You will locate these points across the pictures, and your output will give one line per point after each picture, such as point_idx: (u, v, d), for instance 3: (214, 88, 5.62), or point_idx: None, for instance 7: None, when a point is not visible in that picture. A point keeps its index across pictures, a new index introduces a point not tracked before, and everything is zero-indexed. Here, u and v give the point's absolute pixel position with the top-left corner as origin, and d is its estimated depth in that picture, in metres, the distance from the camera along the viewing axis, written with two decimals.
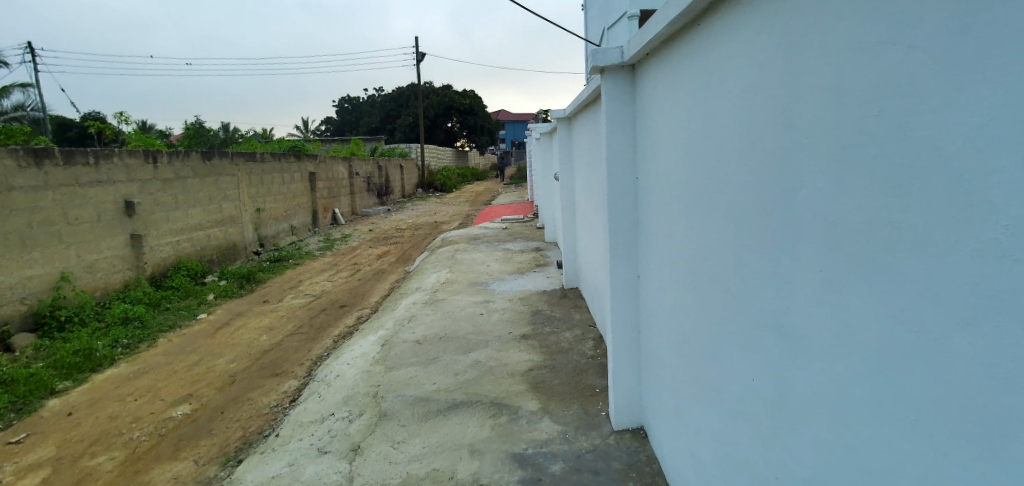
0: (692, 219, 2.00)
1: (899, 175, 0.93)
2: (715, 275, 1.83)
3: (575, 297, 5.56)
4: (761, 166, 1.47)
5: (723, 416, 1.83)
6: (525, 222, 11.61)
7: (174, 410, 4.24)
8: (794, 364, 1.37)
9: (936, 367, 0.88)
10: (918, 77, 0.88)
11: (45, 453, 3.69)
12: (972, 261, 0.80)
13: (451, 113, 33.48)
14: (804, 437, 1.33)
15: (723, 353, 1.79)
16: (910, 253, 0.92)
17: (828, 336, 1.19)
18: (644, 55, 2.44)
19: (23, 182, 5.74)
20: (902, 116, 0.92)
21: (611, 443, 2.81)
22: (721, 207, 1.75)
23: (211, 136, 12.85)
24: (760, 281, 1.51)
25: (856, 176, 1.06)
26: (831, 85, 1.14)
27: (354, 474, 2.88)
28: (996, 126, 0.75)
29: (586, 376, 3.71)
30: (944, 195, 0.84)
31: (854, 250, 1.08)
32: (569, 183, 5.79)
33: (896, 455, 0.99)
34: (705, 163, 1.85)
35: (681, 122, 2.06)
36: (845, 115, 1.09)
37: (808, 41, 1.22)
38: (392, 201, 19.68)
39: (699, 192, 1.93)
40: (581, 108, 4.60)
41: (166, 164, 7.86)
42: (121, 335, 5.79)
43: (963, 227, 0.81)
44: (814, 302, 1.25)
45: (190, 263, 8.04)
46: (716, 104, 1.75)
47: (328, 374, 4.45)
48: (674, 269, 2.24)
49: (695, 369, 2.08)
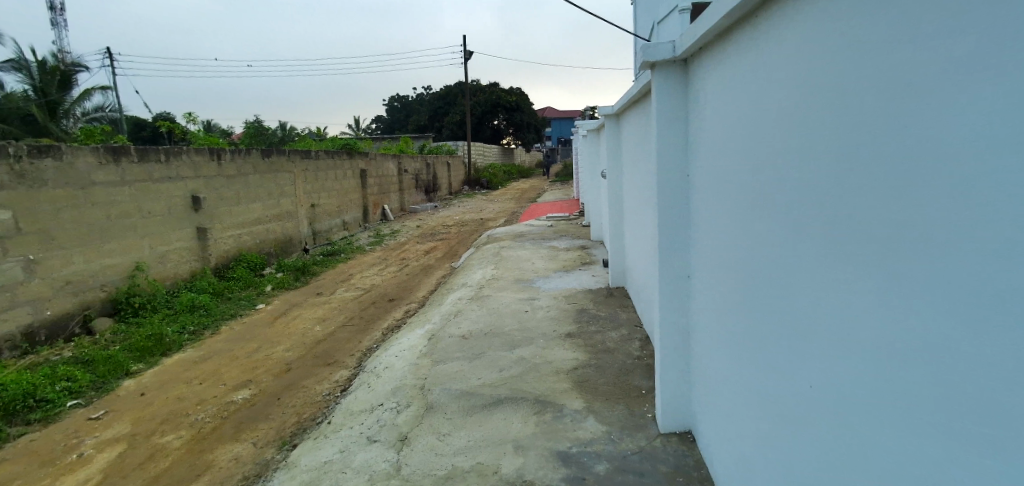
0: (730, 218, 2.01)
1: (912, 177, 0.94)
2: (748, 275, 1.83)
3: (622, 297, 5.51)
4: (785, 169, 1.50)
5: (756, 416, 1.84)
6: (571, 219, 11.58)
7: (236, 395, 4.48)
8: (808, 362, 1.40)
9: (940, 366, 0.89)
10: (928, 79, 0.89)
11: (122, 429, 3.98)
12: (973, 261, 0.81)
13: (498, 111, 33.69)
14: (815, 435, 1.37)
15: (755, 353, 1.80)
16: (918, 253, 0.93)
17: (845, 336, 1.21)
18: (697, 49, 2.39)
19: (104, 178, 6.15)
20: (915, 117, 0.93)
21: (657, 446, 2.79)
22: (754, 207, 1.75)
23: (270, 134, 13.42)
24: (779, 278, 1.55)
25: (872, 177, 1.07)
26: (851, 85, 1.15)
27: (401, 463, 2.97)
28: (996, 126, 0.76)
29: (633, 376, 3.68)
30: (949, 196, 0.85)
31: (870, 251, 1.09)
32: (616, 181, 5.75)
33: (904, 454, 1.00)
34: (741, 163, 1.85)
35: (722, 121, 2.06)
36: (862, 116, 1.10)
37: (831, 41, 1.23)
38: (439, 198, 20.01)
39: (731, 192, 1.98)
40: (630, 104, 4.56)
41: (229, 161, 8.28)
42: (188, 322, 6.16)
43: (967, 228, 0.82)
44: (825, 302, 1.28)
45: (250, 256, 8.47)
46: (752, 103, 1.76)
47: (378, 365, 4.60)
48: (716, 268, 2.24)
49: (733, 369, 2.08)
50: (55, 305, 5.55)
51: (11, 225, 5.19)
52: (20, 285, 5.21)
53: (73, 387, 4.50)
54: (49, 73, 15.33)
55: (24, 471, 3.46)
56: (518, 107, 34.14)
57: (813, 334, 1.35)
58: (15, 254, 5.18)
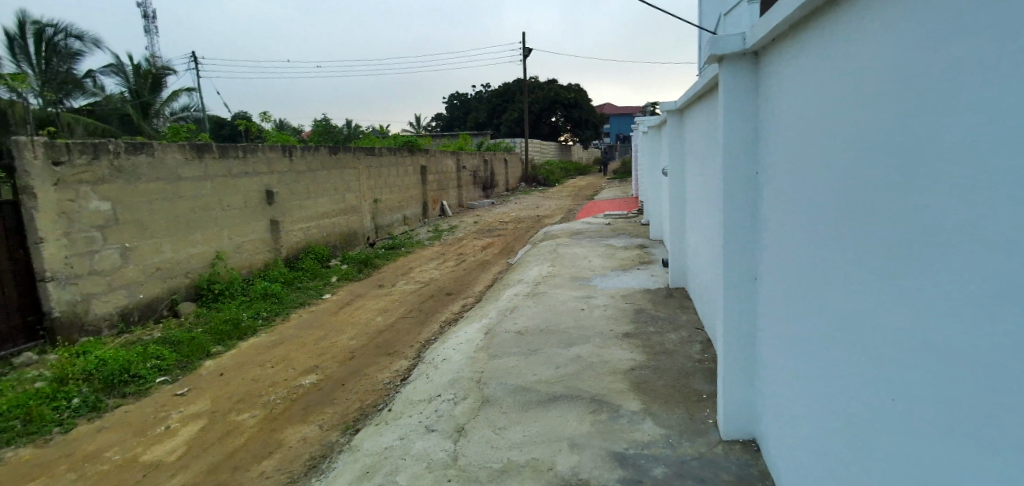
0: (787, 223, 2.15)
1: (942, 198, 1.13)
2: (801, 276, 1.99)
3: (682, 297, 5.39)
4: (835, 183, 1.69)
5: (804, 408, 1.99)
6: (630, 218, 11.39)
7: (304, 379, 4.73)
8: (851, 358, 1.59)
9: (952, 362, 1.10)
10: (955, 117, 1.09)
11: (203, 406, 4.28)
12: (984, 271, 1.02)
13: (557, 107, 33.54)
14: (857, 424, 1.55)
15: (806, 350, 1.95)
16: (944, 266, 1.13)
17: (881, 336, 1.40)
18: (770, 41, 2.31)
19: (190, 173, 6.60)
20: (947, 151, 1.12)
21: (719, 452, 2.73)
22: (808, 213, 1.91)
23: (336, 131, 13.93)
24: (829, 280, 1.73)
25: (908, 196, 1.26)
26: (895, 114, 1.32)
27: (459, 454, 3.05)
28: (1004, 164, 0.96)
29: (693, 380, 3.60)
30: (968, 220, 1.05)
31: (904, 263, 1.28)
32: (677, 179, 5.63)
33: (927, 437, 1.20)
34: (800, 172, 1.99)
35: (783, 130, 2.19)
36: (902, 144, 1.29)
37: (879, 73, 1.41)
38: (496, 194, 20.18)
39: (788, 198, 2.13)
40: (695, 99, 4.44)
41: (299, 157, 8.68)
42: (262, 309, 6.54)
43: (978, 247, 1.03)
44: (867, 304, 1.47)
45: (317, 248, 8.86)
46: (809, 118, 1.92)
47: (436, 356, 4.72)
48: (775, 270, 2.32)
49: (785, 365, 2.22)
50: (146, 290, 6.02)
51: (110, 215, 5.63)
52: (117, 270, 5.68)
53: (161, 365, 4.88)
54: (142, 76, 16.59)
55: (119, 439, 3.79)
56: (577, 103, 33.85)
57: (865, 324, 1.49)
58: (113, 242, 5.64)
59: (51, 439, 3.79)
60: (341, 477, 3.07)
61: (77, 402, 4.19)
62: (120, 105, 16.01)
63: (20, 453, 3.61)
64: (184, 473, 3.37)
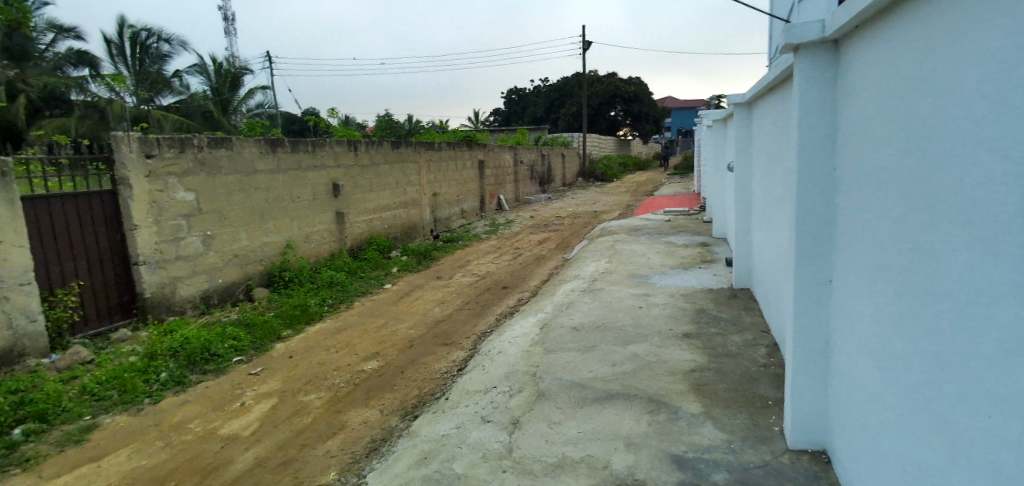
0: (861, 220, 2.06)
1: None
2: (876, 275, 1.91)
3: (746, 298, 5.20)
4: (914, 178, 1.62)
5: (878, 414, 1.91)
6: (691, 215, 11.07)
7: (366, 364, 4.92)
8: (928, 359, 1.53)
9: None
10: None
11: (274, 386, 4.53)
12: None
13: (618, 101, 32.97)
14: (936, 430, 1.49)
15: (880, 353, 1.87)
16: None
17: (965, 339, 1.35)
18: (853, 28, 2.16)
19: (265, 166, 6.97)
20: None
21: (785, 462, 2.63)
22: (885, 209, 1.83)
23: (399, 126, 14.28)
24: (905, 279, 1.67)
25: (999, 193, 1.22)
26: (987, 105, 1.27)
27: (514, 446, 3.08)
28: None
29: (757, 385, 3.48)
30: None
31: (995, 263, 1.23)
32: (744, 174, 5.43)
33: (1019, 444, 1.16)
34: (877, 166, 1.91)
35: (860, 122, 2.10)
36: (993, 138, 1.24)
37: (964, 65, 1.36)
38: (553, 189, 20.11)
39: (863, 194, 2.04)
40: (766, 91, 4.26)
41: (364, 151, 8.98)
42: (328, 296, 6.84)
43: None
44: (948, 305, 1.42)
45: (379, 239, 9.15)
46: (886, 111, 1.84)
47: (492, 349, 4.78)
48: (851, 271, 2.20)
49: (858, 369, 2.13)
50: (225, 275, 6.42)
51: (195, 205, 6.02)
52: (199, 256, 6.09)
53: (237, 346, 5.20)
54: (222, 75, 17.64)
55: (200, 412, 4.08)
56: (637, 96, 33.12)
57: (943, 325, 1.45)
58: (197, 229, 6.05)
59: (142, 408, 4.12)
60: (400, 460, 3.18)
61: (165, 376, 4.54)
62: (203, 102, 17.12)
63: (115, 420, 3.94)
64: (257, 448, 3.59)
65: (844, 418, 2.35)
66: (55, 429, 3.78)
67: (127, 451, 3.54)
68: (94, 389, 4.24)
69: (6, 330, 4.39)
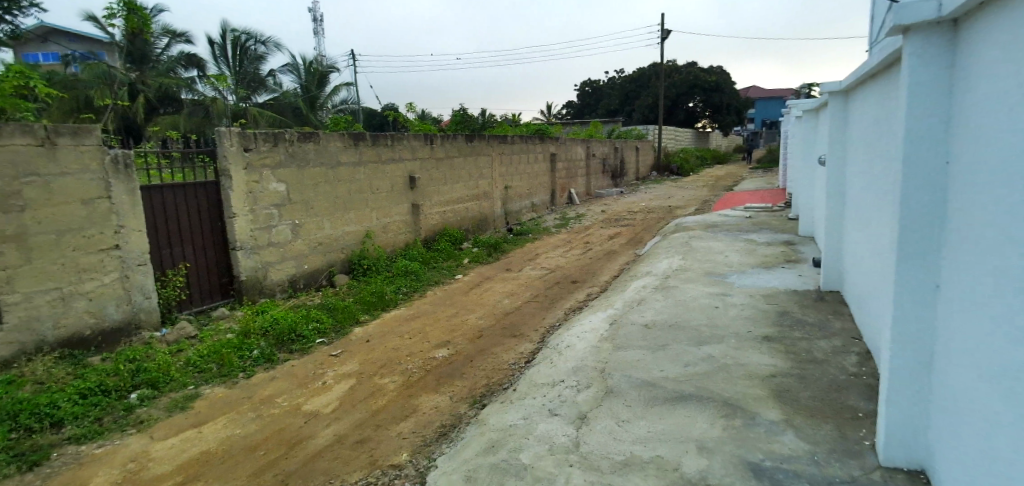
0: (982, 219, 1.85)
1: None
2: (998, 282, 1.71)
3: (835, 302, 4.88)
4: None
5: (994, 434, 1.72)
6: (774, 212, 10.50)
7: (437, 352, 5.06)
8: None
9: None
10: None
11: (352, 368, 4.77)
12: None
13: (696, 92, 31.73)
14: None
15: (1001, 368, 1.68)
16: None
17: None
18: (976, 6, 1.95)
19: (347, 159, 7.31)
20: None
21: (876, 479, 2.45)
22: (1015, 209, 1.62)
23: (473, 120, 14.51)
24: None
25: None
26: None
27: (581, 441, 3.08)
28: None
29: (846, 395, 3.27)
30: None
31: None
32: (837, 169, 5.07)
33: None
34: (1004, 159, 1.70)
35: (981, 110, 1.88)
36: None
37: None
38: (626, 183, 19.72)
39: (984, 190, 1.83)
40: (866, 78, 3.94)
41: (439, 144, 9.19)
42: (402, 284, 7.09)
43: None
44: None
45: (452, 231, 9.37)
46: (1019, 97, 1.63)
47: (560, 342, 4.78)
48: (963, 276, 2.00)
49: (969, 383, 1.92)
50: (310, 261, 6.81)
51: (285, 196, 6.42)
52: (288, 243, 6.49)
53: (320, 328, 5.51)
54: (310, 73, 18.67)
55: (287, 388, 4.37)
56: (717, 87, 31.70)
57: None
58: (286, 218, 6.45)
59: (237, 382, 4.47)
60: (468, 447, 3.25)
61: (257, 353, 4.89)
62: (293, 100, 18.19)
63: (214, 391, 4.30)
64: (337, 424, 3.79)
65: (949, 437, 2.16)
66: (164, 395, 4.18)
67: (224, 420, 3.86)
68: (196, 361, 4.64)
69: (127, 304, 4.90)
